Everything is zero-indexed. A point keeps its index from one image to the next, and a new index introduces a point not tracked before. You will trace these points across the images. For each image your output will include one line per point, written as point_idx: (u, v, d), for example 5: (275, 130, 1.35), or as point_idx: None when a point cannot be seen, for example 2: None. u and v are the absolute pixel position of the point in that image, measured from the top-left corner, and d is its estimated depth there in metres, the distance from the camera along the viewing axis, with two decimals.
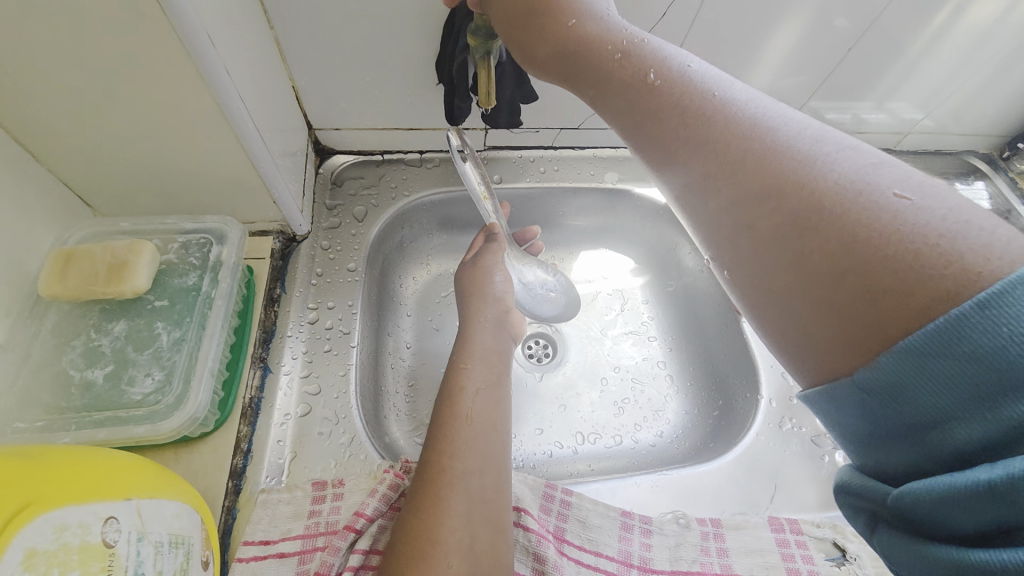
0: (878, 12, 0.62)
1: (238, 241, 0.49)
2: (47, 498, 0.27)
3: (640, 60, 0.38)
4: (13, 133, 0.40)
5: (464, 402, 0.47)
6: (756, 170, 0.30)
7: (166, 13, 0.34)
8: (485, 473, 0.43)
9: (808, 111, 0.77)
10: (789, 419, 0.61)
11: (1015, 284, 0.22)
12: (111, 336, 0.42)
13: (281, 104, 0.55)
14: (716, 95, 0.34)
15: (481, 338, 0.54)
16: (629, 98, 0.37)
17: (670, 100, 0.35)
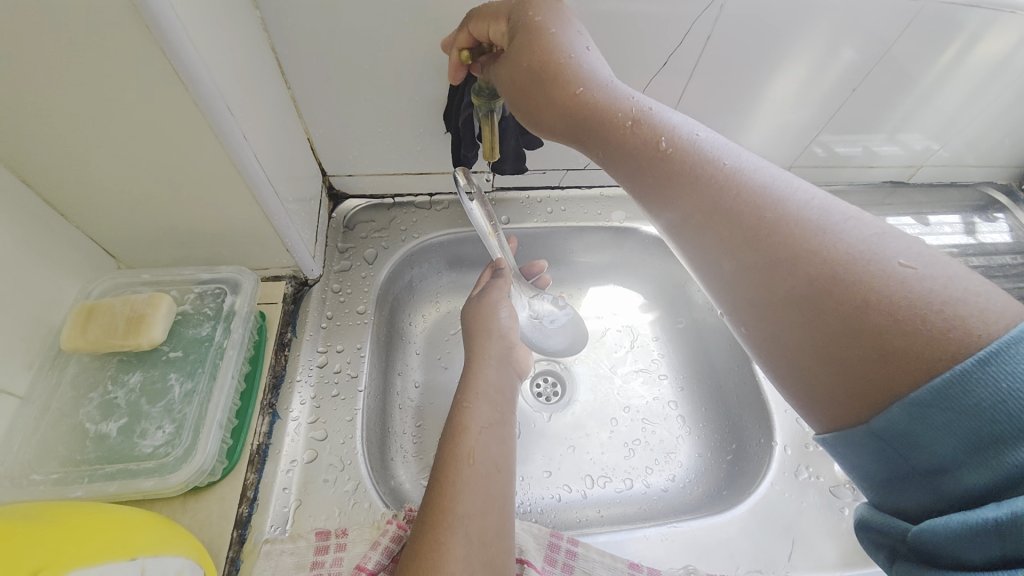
0: (887, 46, 0.62)
1: (251, 290, 0.51)
2: (55, 564, 0.28)
3: (650, 127, 0.39)
4: (47, 198, 0.43)
5: (466, 441, 0.45)
6: (771, 240, 0.31)
7: (187, 87, 0.37)
8: (487, 518, 0.41)
9: (818, 146, 0.77)
10: (806, 467, 0.59)
11: (1013, 341, 0.23)
12: (126, 388, 0.43)
13: (295, 155, 0.57)
14: (725, 163, 0.35)
15: (486, 373, 0.53)
16: (641, 163, 0.39)
17: (681, 167, 0.36)
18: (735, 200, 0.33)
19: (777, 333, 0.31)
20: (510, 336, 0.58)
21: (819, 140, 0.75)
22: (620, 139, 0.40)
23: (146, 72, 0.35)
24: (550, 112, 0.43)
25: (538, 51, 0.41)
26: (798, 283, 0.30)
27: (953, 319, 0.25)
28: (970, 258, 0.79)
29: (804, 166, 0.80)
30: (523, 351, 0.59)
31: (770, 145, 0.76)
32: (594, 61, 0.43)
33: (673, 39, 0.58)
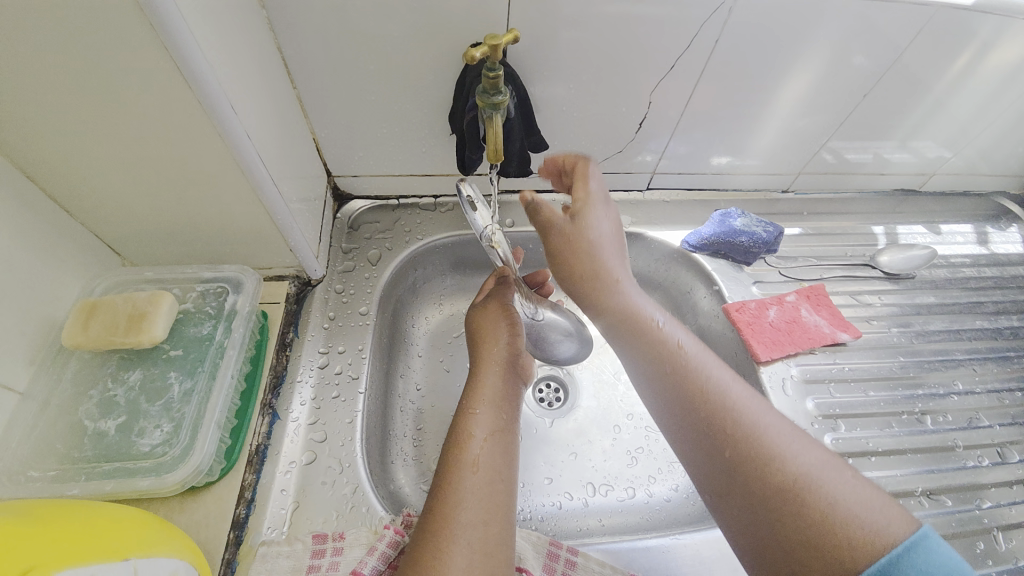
0: (900, 51, 0.61)
1: (253, 290, 0.51)
2: (46, 564, 0.27)
3: (666, 333, 0.49)
4: (53, 194, 0.43)
5: (471, 450, 0.45)
6: (735, 441, 0.40)
7: (193, 88, 0.37)
8: (490, 528, 0.40)
9: (828, 152, 0.75)
10: None
11: (920, 540, 0.33)
12: (126, 386, 0.43)
13: (300, 155, 0.57)
14: (720, 369, 0.45)
15: (492, 380, 0.52)
16: (650, 354, 0.47)
17: (690, 367, 0.45)
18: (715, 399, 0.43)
19: (731, 515, 0.39)
20: (517, 344, 0.57)
21: (829, 146, 0.74)
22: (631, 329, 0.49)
23: (152, 72, 0.35)
24: (587, 285, 0.52)
25: (584, 235, 0.52)
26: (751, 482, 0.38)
27: (871, 532, 0.34)
28: (982, 268, 0.78)
29: (815, 173, 0.79)
30: (529, 360, 0.57)
31: (779, 152, 0.75)
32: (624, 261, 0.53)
33: (680, 43, 0.57)
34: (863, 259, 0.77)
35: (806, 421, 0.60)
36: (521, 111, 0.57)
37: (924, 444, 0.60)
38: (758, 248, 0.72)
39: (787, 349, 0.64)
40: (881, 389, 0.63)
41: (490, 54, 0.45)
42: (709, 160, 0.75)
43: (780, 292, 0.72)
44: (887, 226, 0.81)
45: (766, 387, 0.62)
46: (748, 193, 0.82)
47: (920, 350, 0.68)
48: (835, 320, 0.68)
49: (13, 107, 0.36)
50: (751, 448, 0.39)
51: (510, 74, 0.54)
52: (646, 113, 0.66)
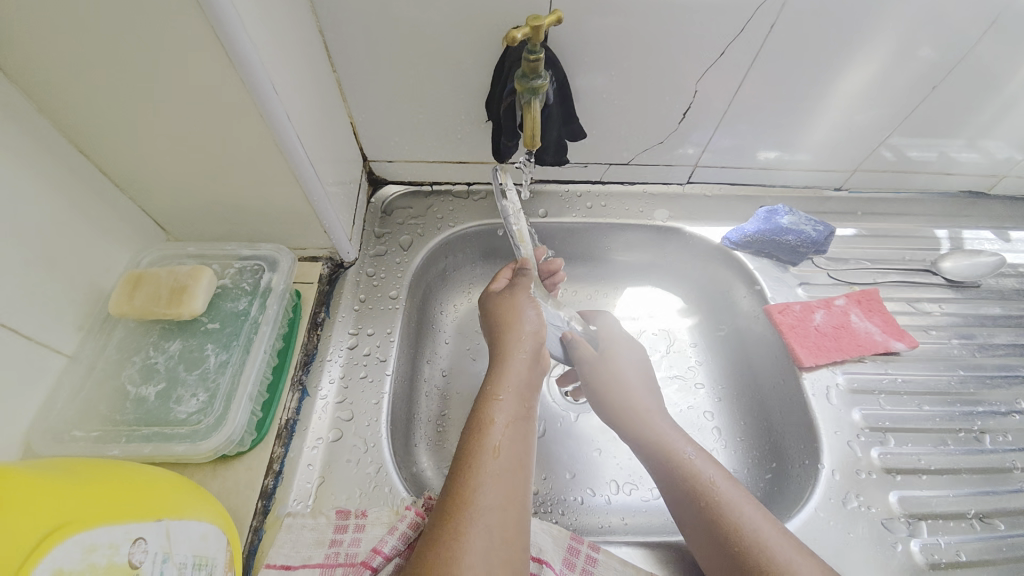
0: (971, 43, 0.56)
1: (288, 269, 0.52)
2: (79, 520, 0.28)
3: (699, 466, 0.51)
4: (104, 167, 0.45)
5: (493, 436, 0.44)
6: (730, 546, 0.46)
7: (237, 67, 0.38)
8: (507, 514, 0.40)
9: (887, 149, 0.70)
10: (857, 496, 0.52)
11: None
12: (166, 354, 0.45)
13: (338, 139, 0.58)
14: (751, 505, 0.48)
15: (516, 368, 0.50)
16: (678, 483, 0.51)
17: (721, 504, 0.48)
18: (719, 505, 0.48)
19: None
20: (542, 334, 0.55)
21: (889, 142, 0.69)
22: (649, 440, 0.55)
23: (197, 51, 0.36)
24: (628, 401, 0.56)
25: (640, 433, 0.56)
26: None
27: None
28: None
29: (872, 170, 0.74)
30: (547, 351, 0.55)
31: (833, 147, 0.70)
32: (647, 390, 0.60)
33: (732, 28, 0.54)
34: (922, 263, 0.71)
35: (851, 430, 0.56)
36: (559, 97, 0.55)
37: (982, 465, 0.55)
38: (806, 247, 0.68)
39: (833, 356, 0.60)
40: (937, 404, 0.59)
41: (532, 36, 0.43)
42: (755, 154, 0.72)
43: (829, 295, 0.67)
44: (951, 229, 0.75)
45: (808, 395, 0.59)
46: (797, 190, 0.77)
47: (983, 364, 0.63)
48: (889, 328, 0.63)
49: (70, 84, 0.37)
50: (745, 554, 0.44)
51: (550, 57, 0.52)
52: (691, 102, 0.63)
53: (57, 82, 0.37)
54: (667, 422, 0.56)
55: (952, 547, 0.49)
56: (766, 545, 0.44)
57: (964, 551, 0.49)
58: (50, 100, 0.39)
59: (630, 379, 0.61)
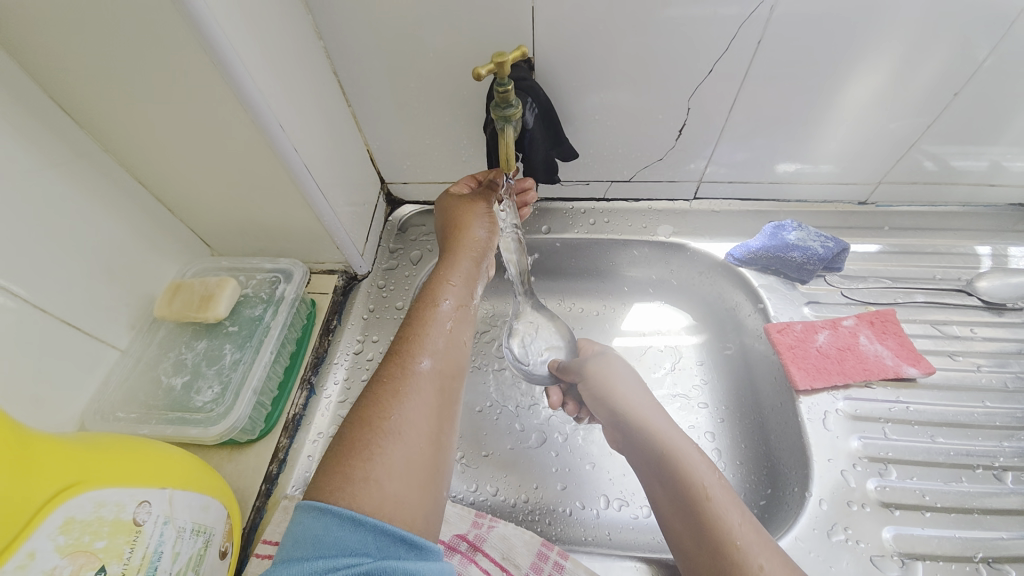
0: (1008, 24, 0.50)
1: (300, 280, 0.60)
2: (94, 479, 0.36)
3: (698, 473, 0.51)
4: (157, 195, 0.55)
5: (442, 310, 0.50)
6: (711, 542, 0.46)
7: (253, 119, 0.46)
8: (449, 375, 0.46)
9: (924, 157, 0.65)
10: (844, 528, 0.50)
11: None
12: (194, 352, 0.54)
13: (352, 164, 0.65)
14: (746, 520, 0.47)
15: (467, 264, 0.56)
16: (674, 479, 0.51)
17: (714, 512, 0.47)
18: (707, 506, 0.48)
19: None
20: (491, 241, 0.59)
21: (921, 149, 0.64)
22: (642, 437, 0.56)
23: (212, 97, 0.44)
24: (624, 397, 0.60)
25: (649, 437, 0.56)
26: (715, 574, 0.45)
27: None
28: None
29: (900, 182, 0.69)
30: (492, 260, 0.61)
31: (854, 158, 0.66)
32: (640, 393, 0.61)
33: (718, 46, 0.54)
34: (955, 283, 0.66)
35: (848, 460, 0.54)
36: (545, 120, 0.58)
37: (1001, 505, 0.51)
38: (814, 264, 0.66)
39: (833, 380, 0.58)
40: (955, 437, 0.55)
41: (498, 71, 0.48)
42: (773, 166, 0.69)
43: (838, 316, 0.64)
44: (994, 245, 0.69)
45: (803, 418, 0.57)
46: (817, 204, 0.74)
47: (1018, 397, 0.57)
48: (903, 352, 0.59)
49: (125, 127, 0.47)
50: (725, 553, 0.45)
51: (530, 86, 0.56)
52: (686, 119, 0.63)
53: (115, 125, 0.47)
54: (664, 422, 0.57)
55: None
56: (746, 547, 0.44)
57: None
58: (112, 141, 0.49)
59: (623, 379, 0.62)
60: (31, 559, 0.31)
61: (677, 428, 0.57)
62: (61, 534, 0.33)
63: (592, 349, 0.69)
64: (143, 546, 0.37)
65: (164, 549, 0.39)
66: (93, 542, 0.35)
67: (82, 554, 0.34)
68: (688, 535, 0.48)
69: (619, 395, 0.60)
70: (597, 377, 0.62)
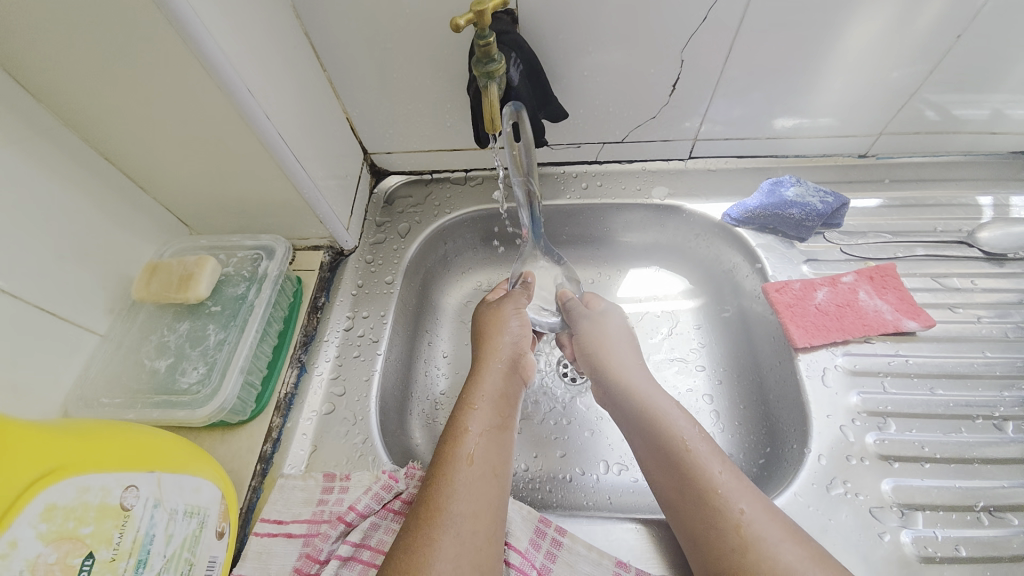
0: None
1: (283, 256, 0.58)
2: (76, 464, 0.35)
3: (675, 428, 0.51)
4: (127, 171, 0.52)
5: (466, 445, 0.49)
6: (692, 490, 0.46)
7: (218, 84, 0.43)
8: (482, 519, 0.45)
9: (925, 107, 0.62)
10: (843, 482, 0.50)
11: None
12: (177, 333, 0.52)
13: (331, 134, 0.62)
14: (722, 466, 0.47)
15: (490, 380, 0.56)
16: (649, 414, 0.53)
17: (687, 462, 0.48)
18: (687, 457, 0.48)
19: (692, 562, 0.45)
20: (520, 346, 0.60)
21: (921, 98, 0.61)
22: (626, 401, 0.56)
23: (170, 60, 0.40)
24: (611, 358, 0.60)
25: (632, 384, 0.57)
26: (695, 521, 0.45)
27: None
28: None
29: (901, 133, 0.66)
30: (529, 359, 0.60)
31: (853, 110, 0.64)
32: (625, 351, 0.61)
33: None
34: (956, 235, 0.65)
35: (847, 417, 0.53)
36: (532, 77, 0.55)
37: (1000, 454, 0.51)
38: (813, 220, 0.64)
39: (832, 337, 0.57)
40: (955, 388, 0.55)
41: (478, 21, 0.45)
42: (770, 121, 0.66)
43: (837, 272, 0.63)
44: (997, 195, 0.67)
45: (802, 376, 0.56)
46: (815, 159, 0.72)
47: (1019, 346, 0.57)
48: (903, 306, 0.58)
49: (79, 97, 0.44)
50: (707, 500, 0.45)
51: (514, 40, 0.52)
52: (680, 72, 0.60)
53: (67, 96, 0.44)
54: (644, 379, 0.57)
55: (948, 539, 0.47)
56: (726, 493, 0.45)
57: (964, 545, 0.46)
58: (68, 115, 0.46)
59: (611, 331, 0.63)
60: (11, 548, 0.30)
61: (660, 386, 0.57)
62: (43, 521, 0.32)
63: (598, 305, 0.66)
64: (133, 530, 0.37)
65: (156, 532, 0.38)
66: (78, 528, 0.34)
67: (68, 540, 0.33)
68: (666, 471, 0.49)
69: (607, 363, 0.60)
70: (588, 340, 0.62)
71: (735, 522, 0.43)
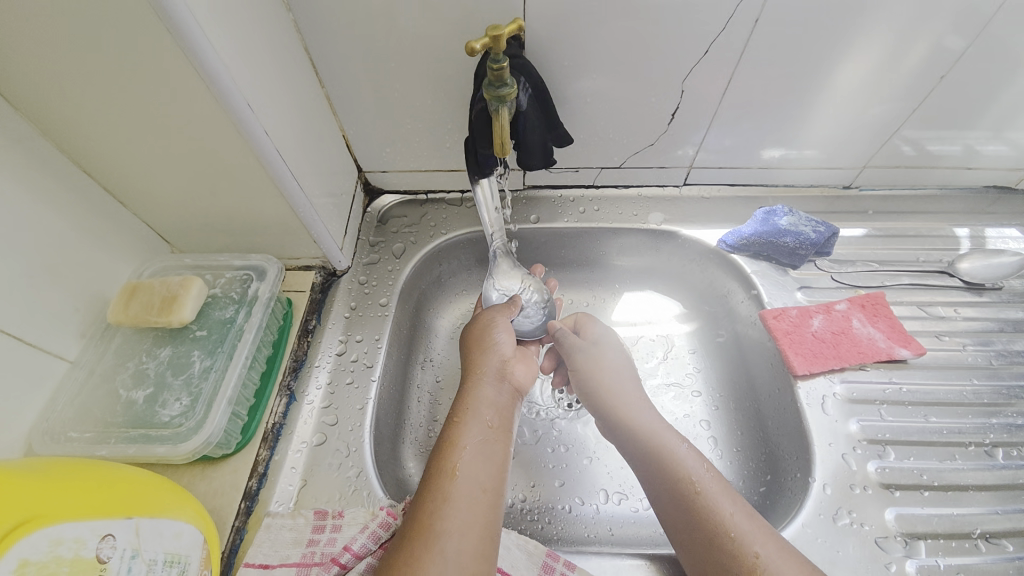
0: (991, 14, 0.51)
1: (274, 277, 0.55)
2: (48, 513, 0.31)
3: (683, 462, 0.50)
4: (106, 186, 0.49)
5: (452, 458, 0.44)
6: (704, 533, 0.45)
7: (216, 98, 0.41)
8: (471, 539, 0.40)
9: (904, 143, 0.65)
10: (848, 511, 0.50)
11: None
12: (157, 360, 0.48)
13: (327, 151, 0.60)
14: (735, 508, 0.46)
15: (479, 390, 0.51)
16: (652, 449, 0.52)
17: (700, 506, 0.47)
18: (696, 498, 0.47)
19: None
20: (507, 355, 0.55)
21: (902, 135, 0.64)
22: (628, 435, 0.55)
23: (169, 71, 0.38)
24: (614, 393, 0.59)
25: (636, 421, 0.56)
26: (713, 567, 0.44)
27: None
28: None
29: (883, 167, 0.69)
30: (519, 371, 0.56)
31: (840, 143, 0.66)
32: (625, 383, 0.60)
33: (713, 26, 0.52)
34: (938, 265, 0.67)
35: (847, 445, 0.54)
36: (539, 102, 0.55)
37: (991, 480, 0.52)
38: (806, 249, 0.66)
39: (830, 364, 0.58)
40: (947, 415, 0.56)
41: (493, 45, 0.45)
42: (760, 152, 0.68)
43: (830, 300, 0.65)
44: (973, 227, 0.71)
45: (802, 404, 0.57)
46: (803, 189, 0.74)
47: (1001, 373, 0.59)
48: (894, 334, 0.60)
49: (63, 107, 0.41)
50: (720, 543, 0.44)
51: (524, 65, 0.52)
52: (680, 102, 0.61)
53: (48, 105, 0.41)
54: (652, 417, 0.56)
55: (950, 567, 0.47)
56: (741, 536, 0.44)
57: (965, 573, 0.47)
58: (49, 125, 0.43)
59: (612, 364, 0.62)
60: None
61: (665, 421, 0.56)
62: None
63: (592, 330, 0.65)
64: None
65: None
66: None
67: None
68: (674, 511, 0.48)
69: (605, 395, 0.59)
70: (584, 372, 0.61)
71: (749, 565, 0.42)
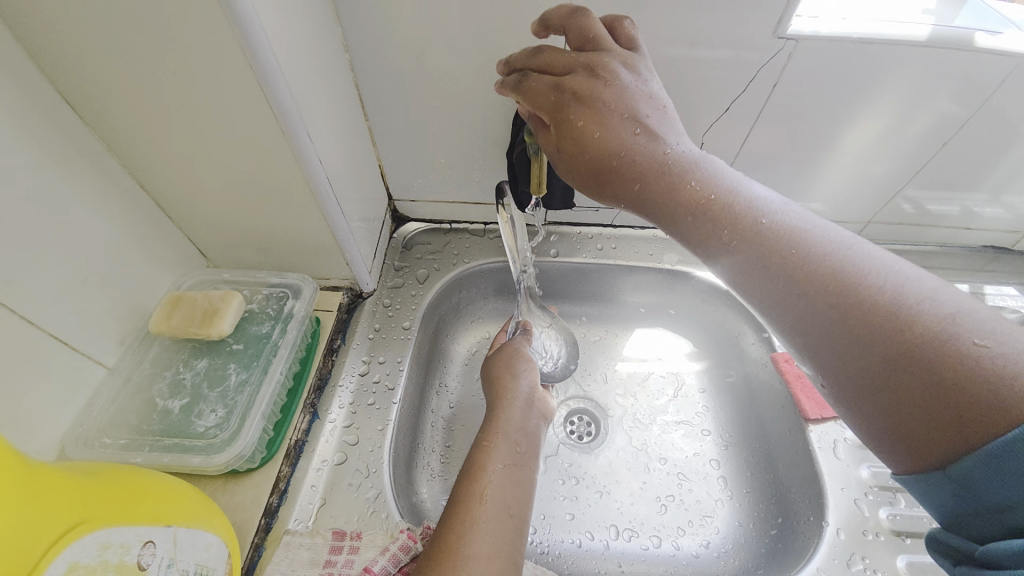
0: (991, 92, 0.56)
1: (309, 296, 0.57)
2: (97, 518, 0.32)
3: (716, 191, 0.38)
4: (162, 205, 0.52)
5: (481, 481, 0.45)
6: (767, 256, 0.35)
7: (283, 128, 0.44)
8: (496, 564, 0.39)
9: (906, 202, 0.70)
10: (862, 558, 0.53)
11: None
12: (193, 371, 0.50)
13: (365, 179, 0.63)
14: (798, 237, 0.35)
15: (507, 414, 0.53)
16: (675, 186, 0.39)
17: (755, 240, 0.36)
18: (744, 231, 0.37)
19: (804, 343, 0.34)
20: (535, 384, 0.58)
21: (905, 194, 0.69)
22: (646, 187, 0.40)
23: (242, 101, 0.42)
24: (608, 138, 0.40)
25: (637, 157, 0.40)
26: (789, 288, 0.34)
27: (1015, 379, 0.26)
28: None
29: (887, 223, 0.73)
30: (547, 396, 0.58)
31: (846, 197, 0.70)
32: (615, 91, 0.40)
33: (736, 86, 0.57)
34: None
35: (858, 489, 0.57)
36: None
37: None
38: None
39: None
40: None
41: None
42: None
43: None
44: (972, 285, 0.73)
45: (814, 447, 0.60)
46: None
47: None
48: None
49: (137, 127, 0.44)
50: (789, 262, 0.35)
51: None
52: None
53: (122, 124, 0.44)
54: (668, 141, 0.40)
55: None
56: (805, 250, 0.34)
57: None
58: (119, 143, 0.45)
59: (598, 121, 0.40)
60: None
61: (720, 165, 0.41)
62: None
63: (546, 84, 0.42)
64: None
65: None
66: None
67: None
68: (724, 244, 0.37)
69: (641, 148, 0.40)
70: (568, 137, 0.41)
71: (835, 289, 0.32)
